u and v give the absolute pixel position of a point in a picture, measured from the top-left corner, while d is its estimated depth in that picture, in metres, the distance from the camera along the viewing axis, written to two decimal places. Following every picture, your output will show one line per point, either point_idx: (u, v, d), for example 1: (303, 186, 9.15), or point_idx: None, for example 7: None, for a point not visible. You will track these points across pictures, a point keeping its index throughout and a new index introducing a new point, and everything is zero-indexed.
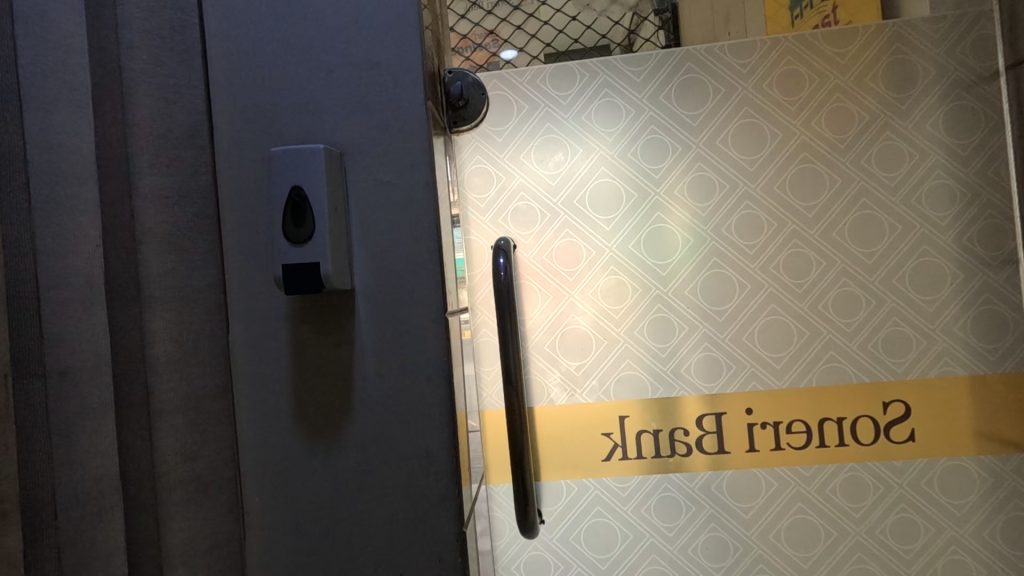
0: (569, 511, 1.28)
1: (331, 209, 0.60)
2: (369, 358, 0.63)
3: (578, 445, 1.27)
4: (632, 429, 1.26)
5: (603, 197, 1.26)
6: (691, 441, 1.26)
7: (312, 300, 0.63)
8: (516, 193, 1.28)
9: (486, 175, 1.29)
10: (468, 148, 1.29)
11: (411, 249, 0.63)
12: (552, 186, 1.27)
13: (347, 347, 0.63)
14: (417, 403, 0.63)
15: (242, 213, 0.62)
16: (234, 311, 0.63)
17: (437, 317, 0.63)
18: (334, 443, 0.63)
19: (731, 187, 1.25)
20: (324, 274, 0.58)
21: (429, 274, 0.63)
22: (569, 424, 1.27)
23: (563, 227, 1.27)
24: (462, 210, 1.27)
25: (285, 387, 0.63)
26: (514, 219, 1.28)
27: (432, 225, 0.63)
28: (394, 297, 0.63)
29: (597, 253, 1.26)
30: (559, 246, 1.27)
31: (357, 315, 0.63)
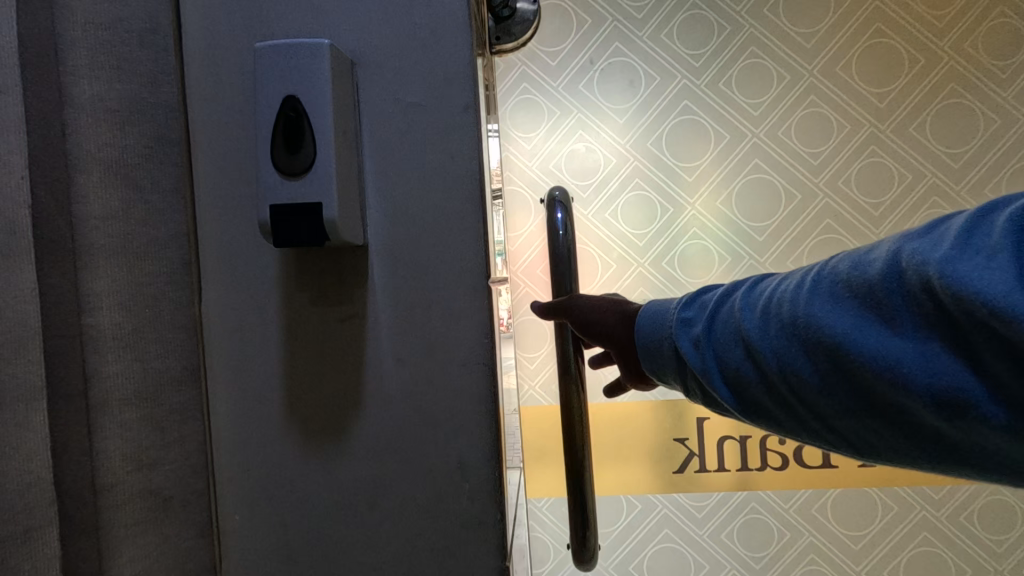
0: (631, 532, 1.04)
1: (338, 130, 0.43)
2: (387, 338, 0.47)
3: (644, 452, 1.03)
4: (713, 436, 1.02)
5: (689, 140, 0.98)
6: (788, 451, 1.02)
7: (310, 259, 0.48)
8: (574, 131, 1.00)
9: (534, 108, 1.01)
10: (512, 76, 1.01)
11: (444, 192, 0.47)
12: (620, 124, 0.99)
13: (356, 320, 0.48)
14: (450, 399, 0.47)
15: (213, 138, 0.46)
16: (206, 271, 0.48)
17: (478, 285, 0.46)
18: (337, 448, 0.49)
19: (853, 128, 0.97)
20: (329, 221, 0.41)
21: (468, 227, 0.46)
22: (634, 427, 1.03)
23: (633, 175, 0.99)
24: (504, 152, 1.01)
25: (274, 374, 0.49)
26: (570, 165, 1.00)
27: (474, 161, 0.46)
28: (419, 258, 0.47)
29: (676, 209, 0.98)
30: (626, 202, 0.99)
31: (369, 277, 0.47)
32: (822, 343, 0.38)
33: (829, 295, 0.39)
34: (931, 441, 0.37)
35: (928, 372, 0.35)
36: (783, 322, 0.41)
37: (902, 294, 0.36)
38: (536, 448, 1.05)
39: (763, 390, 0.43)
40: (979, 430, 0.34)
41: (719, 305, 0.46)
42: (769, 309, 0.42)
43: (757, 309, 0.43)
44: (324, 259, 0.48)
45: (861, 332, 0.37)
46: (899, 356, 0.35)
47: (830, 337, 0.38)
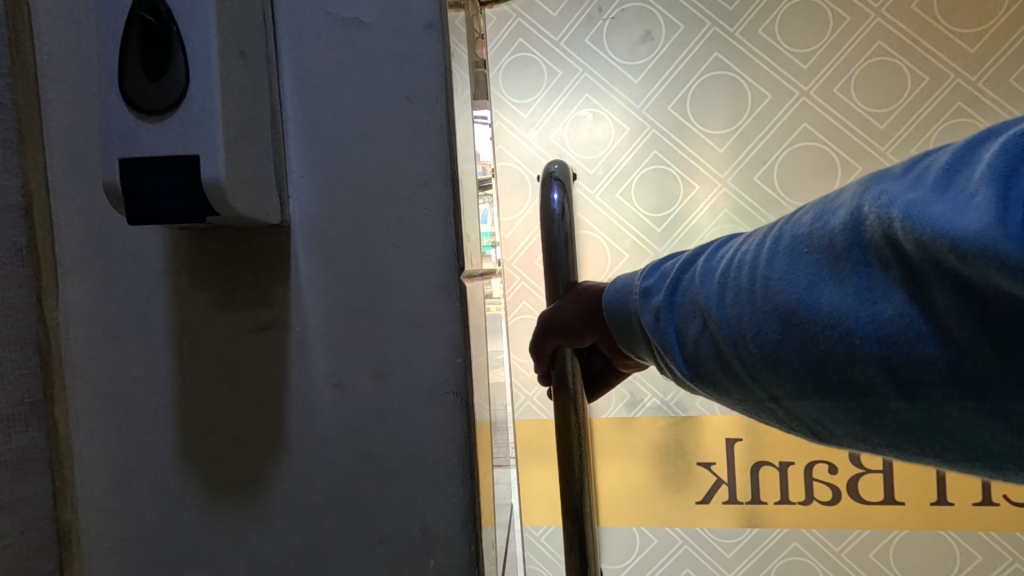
0: (647, 567, 0.93)
1: (228, 41, 0.27)
2: (320, 356, 0.34)
3: (662, 480, 0.90)
4: (744, 462, 0.88)
5: (716, 103, 0.82)
6: (838, 482, 0.87)
7: (212, 244, 0.34)
8: (579, 95, 0.85)
9: (534, 67, 0.86)
10: (505, 31, 0.87)
11: (398, 149, 0.32)
12: (633, 86, 0.84)
13: (277, 330, 0.34)
14: (408, 445, 0.33)
15: (77, 82, 0.34)
16: (69, 264, 0.35)
17: (446, 284, 0.32)
18: (253, 506, 0.35)
19: (933, 80, 0.77)
20: (209, 182, 0.26)
21: (433, 199, 0.32)
22: (651, 450, 0.91)
23: (650, 145, 0.84)
24: (495, 120, 0.87)
25: (163, 404, 0.36)
26: (575, 136, 0.86)
27: (442, 103, 0.32)
28: (362, 243, 0.33)
29: (699, 187, 0.83)
30: (642, 179, 0.84)
31: (293, 271, 0.33)
32: (779, 307, 0.31)
33: (781, 251, 0.32)
34: (896, 429, 0.30)
35: (882, 341, 0.28)
36: (729, 284, 0.35)
37: (862, 248, 0.29)
38: (538, 471, 0.93)
39: (706, 364, 0.37)
40: (950, 412, 0.28)
41: (679, 272, 0.40)
42: (724, 273, 0.36)
43: (708, 271, 0.37)
44: (232, 242, 0.34)
45: (810, 295, 0.30)
46: (852, 322, 0.29)
47: (780, 302, 0.31)
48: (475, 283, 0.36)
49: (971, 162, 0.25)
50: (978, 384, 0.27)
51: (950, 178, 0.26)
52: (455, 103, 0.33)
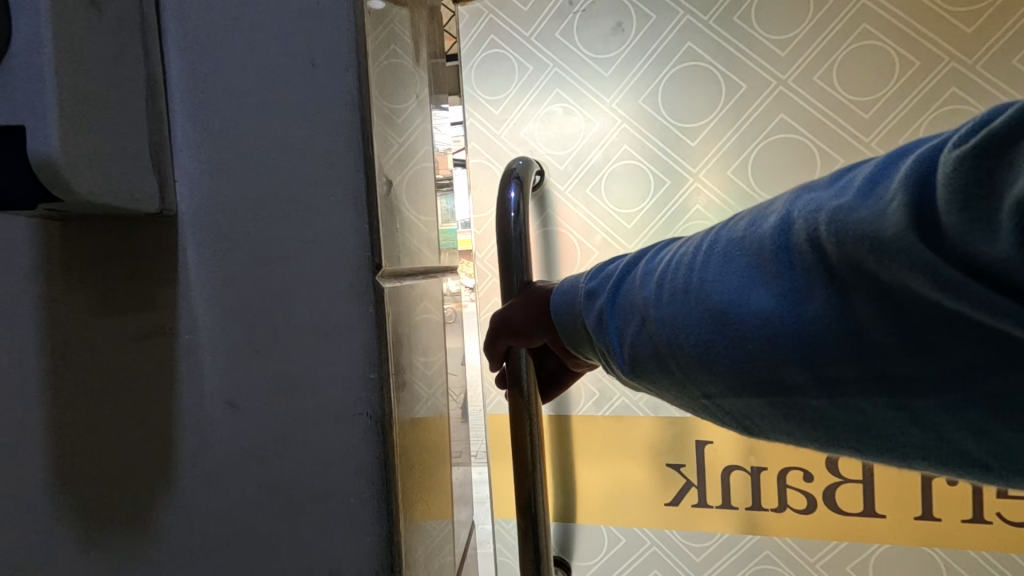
0: (612, 570, 0.87)
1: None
2: (207, 364, 0.28)
3: (631, 479, 0.84)
4: (715, 465, 0.81)
5: (687, 95, 0.77)
6: (814, 491, 0.78)
7: (81, 232, 0.29)
8: (549, 90, 0.81)
9: (504, 63, 0.83)
10: (476, 28, 0.83)
11: (301, 125, 0.27)
12: (602, 79, 0.79)
13: (162, 338, 0.29)
14: (314, 467, 0.28)
15: None
16: None
17: (356, 283, 0.27)
18: (131, 537, 0.30)
19: (925, 64, 0.70)
20: (44, 159, 0.23)
21: (339, 182, 0.27)
22: (622, 447, 0.84)
23: (620, 140, 0.79)
24: (466, 119, 0.84)
25: (26, 420, 0.30)
26: (544, 132, 0.82)
27: (352, 71, 0.27)
28: (254, 232, 0.28)
29: (672, 182, 0.78)
30: (611, 174, 0.80)
31: (181, 269, 0.28)
32: (712, 307, 0.33)
33: (716, 254, 0.34)
34: (814, 422, 0.32)
35: (804, 338, 0.30)
36: (667, 286, 0.36)
37: (788, 251, 0.31)
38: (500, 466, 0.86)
39: (644, 363, 0.39)
40: (863, 406, 0.30)
41: (619, 275, 0.41)
42: (662, 275, 0.37)
43: (648, 274, 0.38)
44: (107, 235, 0.29)
45: (741, 296, 0.32)
46: (779, 321, 0.31)
47: (714, 302, 0.33)
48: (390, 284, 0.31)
49: (886, 175, 0.27)
50: (890, 381, 0.29)
51: (873, 186, 0.27)
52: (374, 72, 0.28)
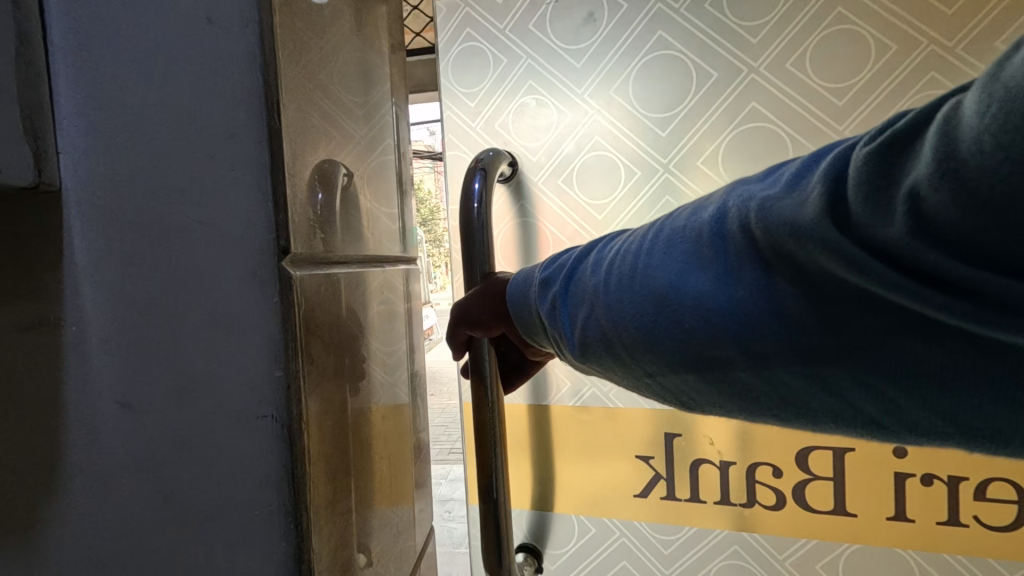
0: (584, 558, 0.90)
1: None
2: (96, 343, 0.30)
3: (603, 471, 0.86)
4: (682, 459, 0.82)
5: (657, 86, 0.77)
6: (785, 488, 0.78)
7: None
8: (524, 81, 0.82)
9: (479, 55, 0.84)
10: (453, 21, 0.85)
11: (190, 122, 0.29)
12: (575, 70, 0.80)
13: (43, 329, 0.30)
14: (219, 466, 0.30)
15: None
16: None
17: (259, 277, 0.29)
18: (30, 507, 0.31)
19: (902, 47, 0.68)
20: None
21: (244, 185, 0.29)
22: (594, 441, 0.86)
23: (591, 132, 0.80)
24: (444, 111, 0.86)
25: None
26: (519, 124, 0.83)
27: (254, 75, 0.28)
28: (138, 220, 0.29)
29: (642, 173, 0.79)
30: (583, 165, 0.81)
31: (68, 253, 0.30)
32: (655, 291, 0.35)
33: (661, 242, 0.36)
34: (744, 395, 0.35)
35: (736, 320, 0.32)
36: (616, 272, 0.38)
37: (724, 239, 0.33)
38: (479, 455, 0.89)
39: (592, 347, 0.40)
40: (785, 378, 0.33)
41: (573, 265, 0.43)
42: (612, 263, 0.39)
43: (599, 263, 0.40)
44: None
45: (681, 281, 0.34)
46: (714, 303, 0.33)
47: (657, 286, 0.35)
48: (309, 277, 0.32)
49: (812, 167, 0.29)
50: (808, 357, 0.31)
51: (799, 179, 0.29)
52: (283, 68, 0.29)
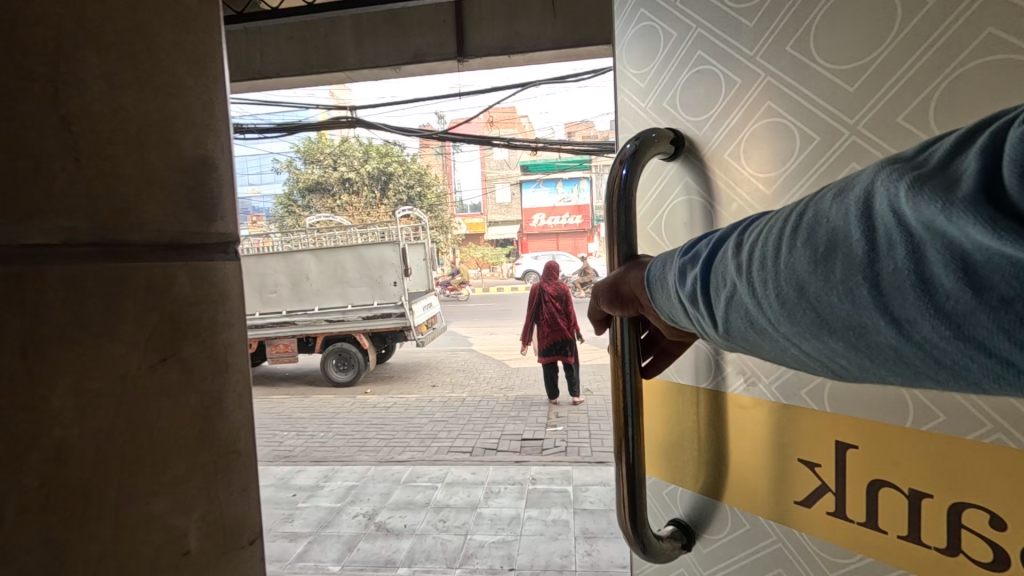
0: (738, 548, 1.00)
1: None
2: None
3: (764, 467, 0.93)
4: (858, 476, 0.80)
5: (840, 36, 0.77)
6: (1006, 544, 0.66)
7: None
8: (692, 53, 0.98)
9: (653, 37, 1.06)
10: (634, 8, 1.10)
11: None
12: (746, 32, 0.89)
13: None
14: None
15: None
16: None
17: None
18: None
19: None
20: None
21: None
22: (758, 438, 0.94)
23: (764, 96, 0.88)
24: (619, 92, 1.16)
25: None
26: (686, 98, 1.00)
27: None
28: None
29: (820, 139, 0.81)
30: (756, 133, 0.89)
31: None
32: (810, 260, 0.52)
33: (811, 222, 0.54)
34: (883, 348, 0.49)
35: (887, 279, 0.48)
36: (768, 249, 0.57)
37: (873, 219, 0.49)
38: (659, 429, 1.15)
39: (745, 311, 0.59)
40: (929, 332, 0.45)
41: (724, 250, 0.63)
42: (768, 240, 0.57)
43: (750, 246, 0.60)
44: None
45: (831, 251, 0.51)
46: (868, 269, 0.49)
47: (813, 257, 0.52)
48: None
49: (957, 160, 0.46)
50: (953, 314, 0.44)
51: (947, 166, 0.46)
52: None
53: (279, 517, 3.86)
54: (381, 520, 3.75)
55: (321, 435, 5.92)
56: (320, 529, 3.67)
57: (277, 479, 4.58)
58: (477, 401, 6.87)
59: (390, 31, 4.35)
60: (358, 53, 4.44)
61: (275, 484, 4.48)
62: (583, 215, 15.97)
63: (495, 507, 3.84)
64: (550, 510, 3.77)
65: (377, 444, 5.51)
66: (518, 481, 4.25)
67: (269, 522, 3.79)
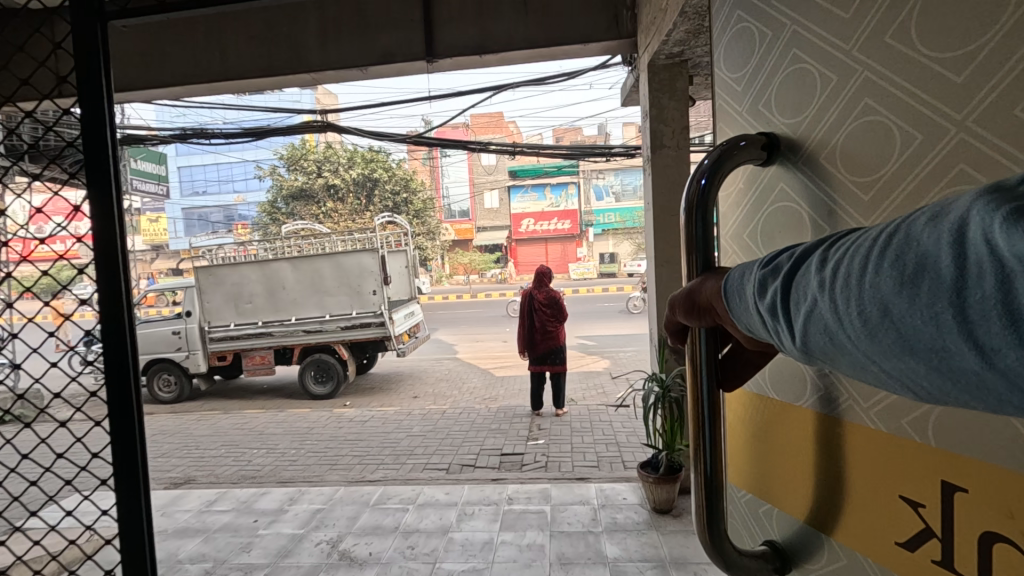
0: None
1: None
2: None
3: (859, 496, 0.78)
4: (966, 523, 0.62)
5: (945, 22, 0.64)
6: None
7: None
8: (787, 50, 0.91)
9: (749, 36, 1.02)
10: (733, 13, 1.07)
11: None
12: (842, 26, 0.79)
13: None
14: None
15: None
16: None
17: None
18: None
19: None
20: None
21: None
22: (854, 463, 0.79)
23: (861, 93, 0.77)
24: (719, 99, 1.15)
25: None
26: (780, 100, 0.94)
27: None
28: None
29: (924, 137, 0.67)
30: (852, 134, 0.78)
31: None
32: (882, 286, 0.46)
33: (887, 246, 0.47)
34: (961, 378, 0.42)
35: (965, 310, 0.40)
36: (840, 271, 0.51)
37: (961, 246, 0.42)
38: (755, 441, 1.05)
39: (810, 332, 0.53)
40: (1013, 366, 0.37)
41: (794, 268, 0.57)
42: (842, 262, 0.51)
43: (822, 267, 0.53)
44: None
45: (907, 275, 0.44)
46: (944, 298, 0.42)
47: (888, 281, 0.46)
48: None
49: None
50: None
51: None
52: None
53: (237, 546, 3.59)
54: (345, 547, 3.50)
55: (292, 453, 5.65)
56: (279, 560, 3.41)
57: (240, 503, 4.30)
58: (457, 413, 6.61)
59: (356, 29, 4.15)
60: (322, 52, 4.18)
61: (237, 509, 4.20)
62: (570, 220, 15.85)
63: (467, 532, 3.62)
64: (525, 534, 3.54)
65: (349, 462, 5.25)
66: (492, 502, 4.02)
67: (224, 552, 3.51)
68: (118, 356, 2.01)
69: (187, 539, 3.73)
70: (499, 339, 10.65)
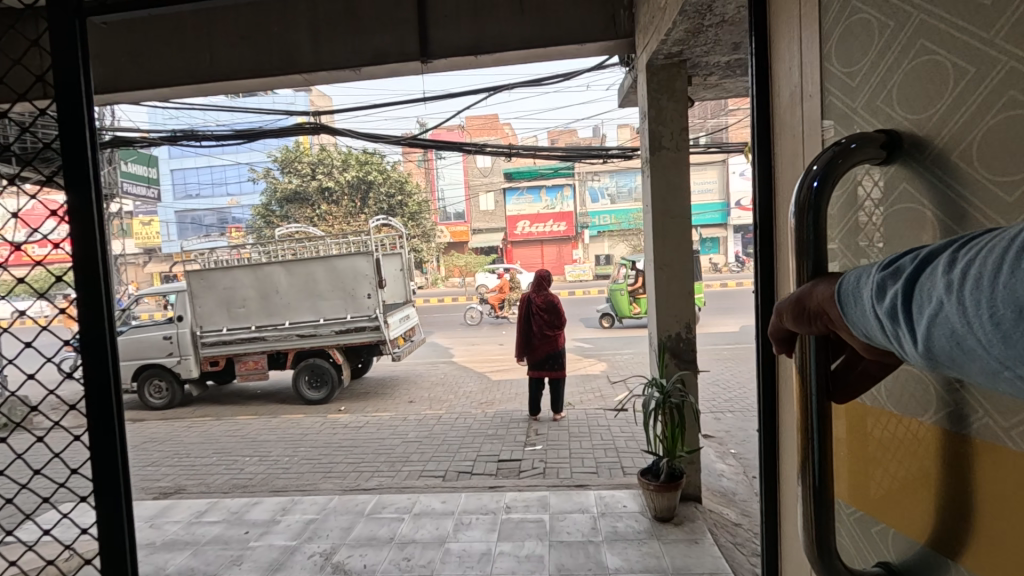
0: None
1: None
2: None
3: (995, 521, 0.73)
4: None
5: None
6: None
7: None
8: (913, 39, 0.89)
9: (867, 26, 1.02)
10: (851, 6, 1.07)
11: None
12: (981, 12, 0.76)
13: None
14: None
15: None
16: None
17: None
18: None
19: None
20: None
21: None
22: (991, 486, 0.74)
23: (1006, 85, 0.73)
24: (831, 96, 1.15)
25: None
26: (901, 96, 0.92)
27: None
28: None
29: None
30: (991, 130, 0.75)
31: None
32: None
33: None
34: None
35: None
36: (971, 276, 0.52)
37: None
38: (877, 458, 1.00)
39: (933, 337, 0.55)
40: None
41: (918, 271, 0.58)
42: (974, 266, 0.52)
43: (950, 270, 0.55)
44: None
45: None
46: None
47: None
48: None
49: None
50: None
51: None
52: None
53: (227, 559, 3.49)
54: (339, 560, 3.40)
55: (285, 461, 5.54)
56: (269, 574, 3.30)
57: (230, 513, 4.19)
58: (454, 418, 6.52)
59: (349, 27, 4.06)
60: (314, 51, 4.09)
61: (227, 520, 4.09)
62: (566, 222, 15.78)
63: (464, 542, 3.53)
64: (524, 544, 3.45)
65: (343, 470, 5.15)
66: (491, 511, 3.94)
67: (213, 566, 3.40)
68: (97, 367, 1.90)
69: (175, 553, 3.61)
70: (496, 342, 10.55)
